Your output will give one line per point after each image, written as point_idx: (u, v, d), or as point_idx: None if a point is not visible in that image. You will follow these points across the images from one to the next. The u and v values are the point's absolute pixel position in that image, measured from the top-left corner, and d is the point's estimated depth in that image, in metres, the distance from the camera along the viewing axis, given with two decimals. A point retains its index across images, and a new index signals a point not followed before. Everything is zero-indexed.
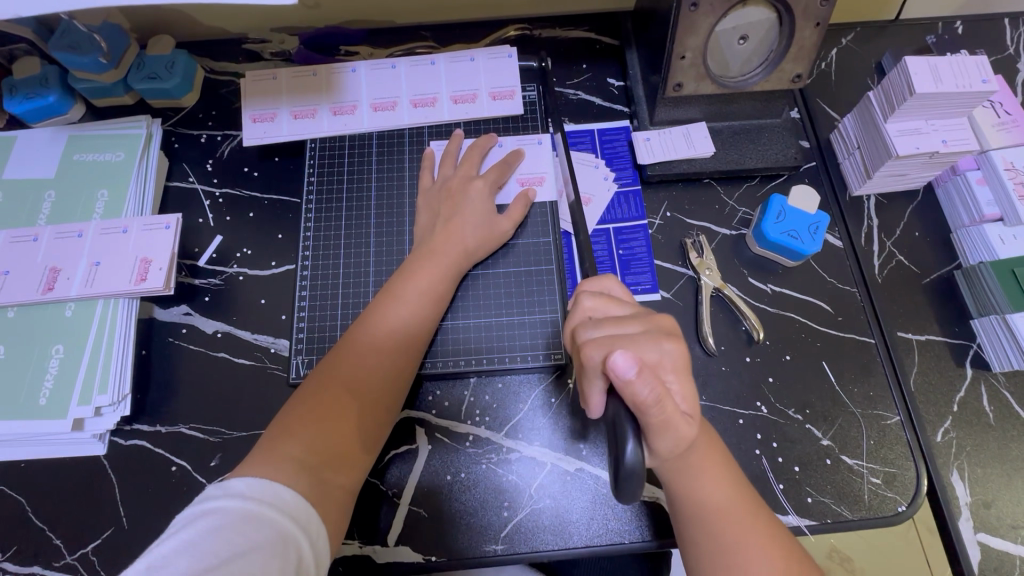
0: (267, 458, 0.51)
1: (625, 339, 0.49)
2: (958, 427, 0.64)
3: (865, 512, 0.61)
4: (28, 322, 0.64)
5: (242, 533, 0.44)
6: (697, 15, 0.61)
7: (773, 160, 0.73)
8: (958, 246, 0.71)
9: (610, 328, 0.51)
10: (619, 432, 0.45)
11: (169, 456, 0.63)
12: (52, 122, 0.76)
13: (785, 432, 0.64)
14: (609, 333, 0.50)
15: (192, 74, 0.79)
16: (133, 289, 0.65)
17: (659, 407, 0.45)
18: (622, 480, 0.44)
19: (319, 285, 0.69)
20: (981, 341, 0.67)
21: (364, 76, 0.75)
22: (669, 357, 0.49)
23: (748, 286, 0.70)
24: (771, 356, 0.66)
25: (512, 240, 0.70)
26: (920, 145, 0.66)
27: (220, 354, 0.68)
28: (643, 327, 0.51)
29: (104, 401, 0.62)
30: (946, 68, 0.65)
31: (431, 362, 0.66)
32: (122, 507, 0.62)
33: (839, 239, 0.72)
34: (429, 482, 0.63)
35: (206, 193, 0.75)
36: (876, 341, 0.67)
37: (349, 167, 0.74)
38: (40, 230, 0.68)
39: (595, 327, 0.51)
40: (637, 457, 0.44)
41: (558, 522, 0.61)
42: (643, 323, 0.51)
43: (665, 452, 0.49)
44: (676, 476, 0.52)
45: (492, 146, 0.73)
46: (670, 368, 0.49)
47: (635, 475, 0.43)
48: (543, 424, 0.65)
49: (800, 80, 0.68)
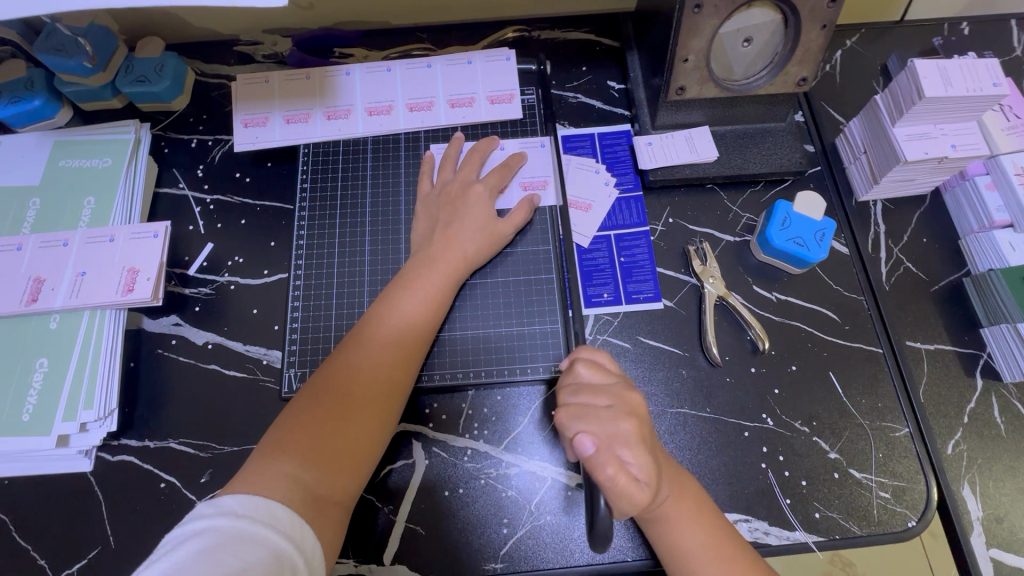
0: (258, 476, 0.49)
1: (591, 412, 0.52)
2: (968, 439, 0.63)
3: (875, 528, 0.59)
4: (12, 335, 0.62)
5: (235, 553, 0.42)
6: (701, 17, 0.59)
7: (778, 164, 0.71)
8: (967, 253, 0.69)
9: (582, 397, 0.54)
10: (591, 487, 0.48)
11: (158, 472, 0.62)
12: (38, 127, 0.74)
13: (791, 444, 0.62)
14: (579, 404, 0.53)
15: (182, 77, 0.76)
16: (120, 301, 0.63)
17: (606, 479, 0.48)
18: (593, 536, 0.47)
19: (313, 294, 0.67)
20: (991, 350, 0.65)
21: (359, 80, 0.73)
22: (626, 434, 0.51)
23: (753, 294, 0.68)
24: (777, 366, 0.65)
25: (511, 247, 0.69)
26: (929, 150, 0.64)
27: (210, 367, 0.66)
28: (610, 402, 0.53)
29: (90, 417, 0.60)
30: (955, 71, 0.63)
31: (428, 374, 0.64)
32: (109, 525, 0.60)
33: (845, 245, 0.70)
34: (426, 497, 0.61)
35: (197, 200, 0.73)
36: (884, 350, 0.65)
37: (343, 173, 0.72)
38: (25, 238, 0.66)
39: (572, 395, 0.54)
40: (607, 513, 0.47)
41: (559, 539, 0.59)
42: (611, 397, 0.53)
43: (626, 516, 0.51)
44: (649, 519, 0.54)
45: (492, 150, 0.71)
46: (625, 442, 0.51)
47: (605, 534, 0.46)
48: (543, 437, 0.63)
49: (805, 83, 0.66)
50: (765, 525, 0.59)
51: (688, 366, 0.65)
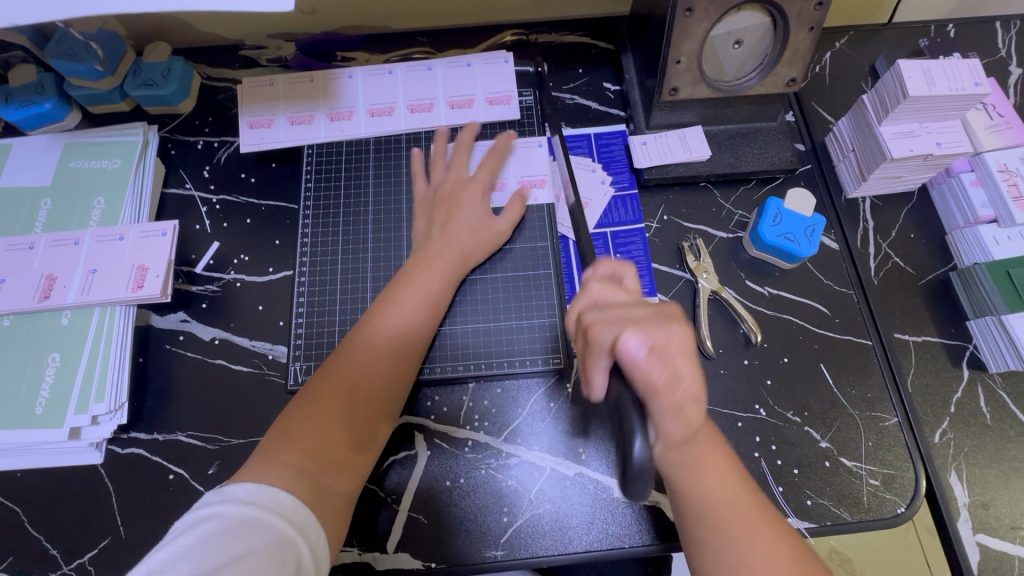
0: (263, 466, 0.51)
1: (636, 319, 0.48)
2: (955, 428, 0.64)
3: (864, 514, 0.61)
4: (24, 331, 0.64)
5: (242, 539, 0.43)
6: (692, 20, 0.62)
7: (769, 163, 0.73)
8: (953, 247, 0.71)
9: (611, 310, 0.49)
10: (627, 425, 0.43)
11: (167, 464, 0.63)
12: (48, 129, 0.76)
13: (783, 434, 0.64)
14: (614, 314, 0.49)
15: (188, 81, 0.78)
16: (130, 297, 0.64)
17: (668, 391, 0.46)
18: (632, 477, 0.42)
19: (317, 291, 0.69)
20: (977, 341, 0.67)
21: (361, 82, 0.75)
22: (678, 340, 0.47)
23: (745, 289, 0.70)
24: (769, 358, 0.67)
25: (509, 244, 0.70)
26: (914, 148, 0.66)
27: (217, 361, 0.68)
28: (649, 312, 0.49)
29: (101, 410, 0.62)
30: (938, 71, 0.65)
31: (429, 367, 0.66)
32: (120, 516, 0.61)
33: (835, 241, 0.72)
34: (428, 486, 0.63)
35: (203, 200, 0.75)
36: (873, 342, 0.67)
37: (346, 173, 0.74)
38: (37, 237, 0.67)
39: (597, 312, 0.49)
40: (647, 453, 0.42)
41: (558, 527, 0.61)
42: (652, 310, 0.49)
43: (672, 436, 0.48)
44: (677, 468, 0.50)
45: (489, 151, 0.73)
46: (678, 350, 0.47)
47: (643, 473, 0.42)
48: (542, 428, 0.65)
49: (794, 84, 0.68)
50: None
51: None
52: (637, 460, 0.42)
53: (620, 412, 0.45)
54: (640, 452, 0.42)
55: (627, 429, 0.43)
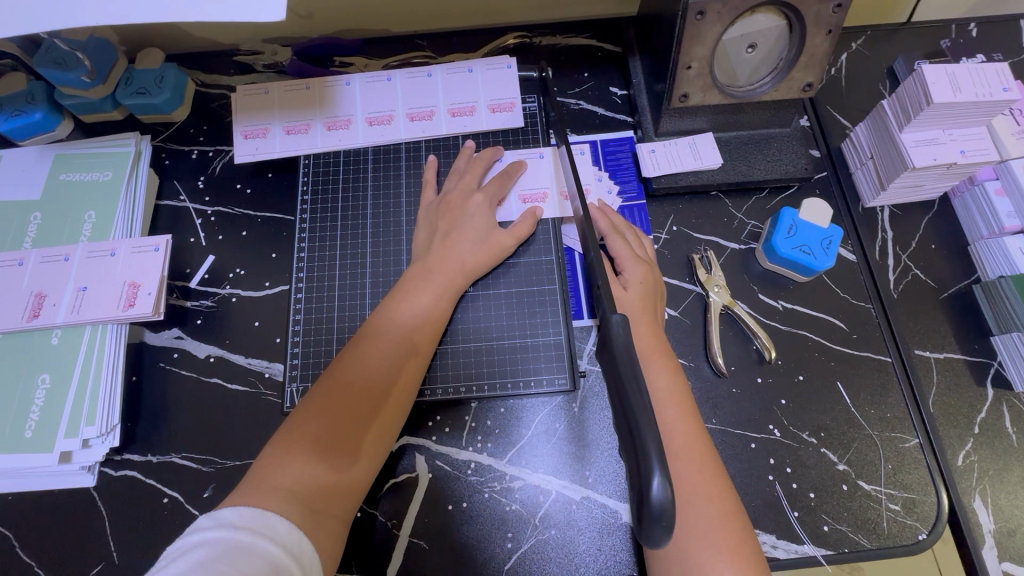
0: (256, 487, 0.49)
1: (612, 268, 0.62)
2: (979, 450, 0.62)
3: (884, 541, 0.58)
4: (13, 351, 0.62)
5: (236, 564, 0.41)
6: (704, 24, 0.59)
7: (783, 170, 0.70)
8: (976, 259, 0.68)
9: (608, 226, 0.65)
10: (642, 459, 0.38)
11: (161, 487, 0.61)
12: (38, 139, 0.74)
13: (799, 456, 0.61)
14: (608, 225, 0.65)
15: (182, 88, 0.76)
16: (121, 316, 0.62)
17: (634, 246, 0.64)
18: (647, 519, 0.38)
19: (314, 306, 0.67)
20: (1002, 358, 0.64)
21: (359, 90, 0.73)
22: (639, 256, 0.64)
23: (759, 303, 0.67)
24: (784, 376, 0.64)
25: (514, 258, 0.68)
26: (937, 156, 0.63)
27: (212, 380, 0.66)
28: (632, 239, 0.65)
29: (92, 433, 0.60)
30: (964, 76, 0.62)
31: (430, 388, 0.64)
32: (113, 541, 0.59)
33: (852, 252, 0.69)
34: (429, 511, 0.61)
35: (198, 212, 0.73)
36: (892, 359, 0.65)
37: (345, 184, 0.71)
38: (26, 253, 0.65)
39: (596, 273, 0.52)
40: (665, 492, 0.37)
41: (564, 553, 0.59)
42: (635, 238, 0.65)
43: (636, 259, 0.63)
44: None
45: (495, 160, 0.70)
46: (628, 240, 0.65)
47: (663, 515, 0.37)
48: (546, 449, 0.63)
49: (811, 89, 0.65)
50: (773, 538, 0.58)
51: (693, 376, 0.64)
52: (652, 500, 0.37)
53: (631, 437, 0.40)
54: (658, 491, 0.37)
55: (642, 466, 0.38)
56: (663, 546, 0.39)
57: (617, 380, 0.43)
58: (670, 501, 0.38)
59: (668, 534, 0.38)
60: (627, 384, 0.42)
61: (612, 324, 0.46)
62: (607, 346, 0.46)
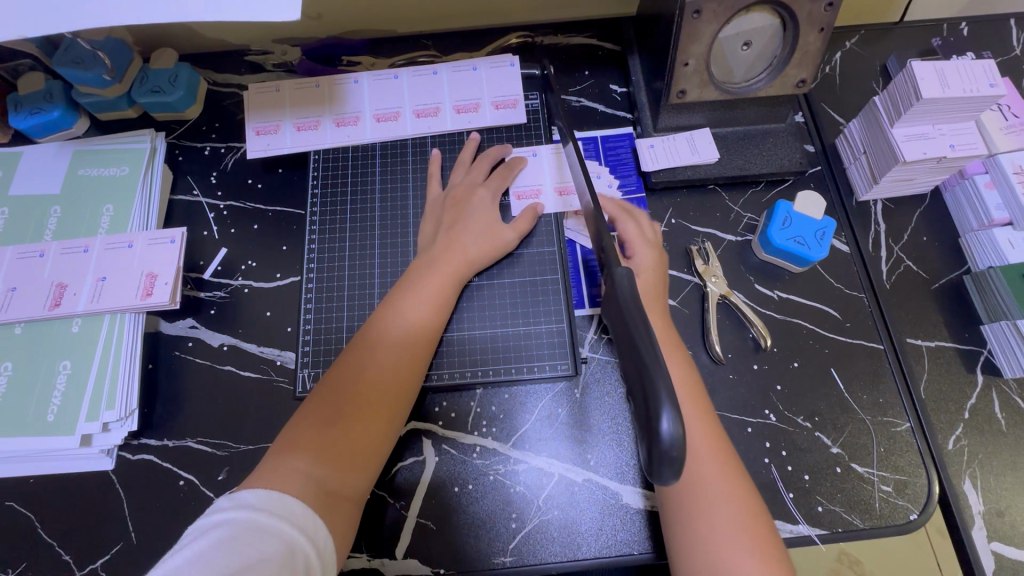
0: (273, 470, 0.51)
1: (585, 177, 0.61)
2: (969, 435, 0.63)
3: (876, 521, 0.60)
4: (35, 338, 0.65)
5: (253, 545, 0.43)
6: (701, 22, 0.61)
7: (779, 165, 0.72)
8: (967, 251, 0.70)
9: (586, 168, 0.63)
10: (651, 397, 0.36)
11: (177, 470, 0.63)
12: (57, 136, 0.76)
13: (794, 440, 0.63)
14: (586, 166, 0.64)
15: (195, 87, 0.79)
16: (139, 304, 0.65)
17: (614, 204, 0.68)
18: (658, 459, 0.36)
19: (324, 296, 0.69)
20: (991, 346, 0.66)
21: (367, 87, 0.75)
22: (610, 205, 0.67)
23: (755, 293, 0.69)
24: (779, 363, 0.66)
25: (518, 250, 0.70)
26: (927, 150, 0.65)
27: (226, 368, 0.68)
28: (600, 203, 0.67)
29: (111, 417, 0.62)
30: (952, 72, 0.64)
31: (436, 375, 0.66)
32: (131, 521, 0.62)
33: (845, 244, 0.71)
34: (436, 494, 0.63)
35: (211, 206, 0.75)
36: (885, 347, 0.67)
37: (353, 179, 0.74)
38: (47, 245, 0.68)
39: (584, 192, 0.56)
40: (676, 430, 0.35)
41: (566, 533, 0.61)
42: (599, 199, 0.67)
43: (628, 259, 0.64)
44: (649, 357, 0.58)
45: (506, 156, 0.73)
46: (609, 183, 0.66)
47: (672, 453, 0.35)
48: (549, 434, 0.65)
49: (805, 85, 0.68)
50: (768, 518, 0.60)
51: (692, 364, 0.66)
52: (662, 438, 0.35)
53: (640, 381, 0.37)
54: (668, 429, 0.35)
55: (650, 405, 0.36)
56: (672, 486, 0.37)
57: (628, 334, 0.40)
58: (680, 437, 0.36)
59: (676, 473, 0.36)
60: (634, 327, 0.39)
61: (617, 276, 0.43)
62: (615, 299, 0.43)
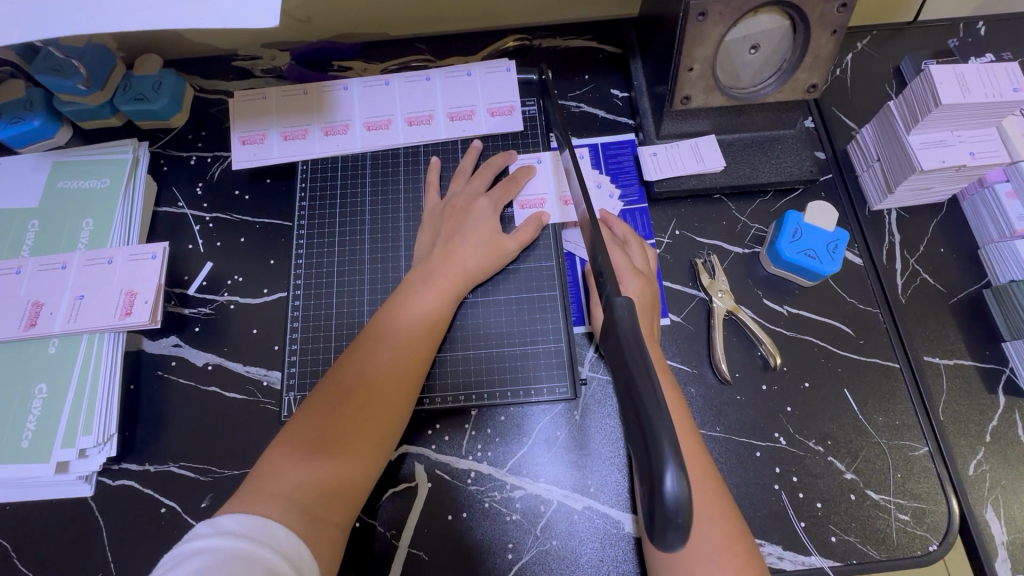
0: (256, 494, 0.48)
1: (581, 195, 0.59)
2: (990, 459, 0.60)
3: (893, 552, 0.57)
4: (11, 360, 0.62)
5: (234, 572, 0.40)
6: (706, 25, 0.58)
7: (788, 173, 0.69)
8: (986, 263, 0.67)
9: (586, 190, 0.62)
10: (653, 452, 0.33)
11: (158, 497, 0.61)
12: (38, 146, 0.73)
13: (805, 465, 0.60)
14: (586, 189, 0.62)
15: (180, 94, 0.76)
16: (118, 324, 0.62)
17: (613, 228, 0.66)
18: (660, 519, 0.33)
19: (313, 312, 0.66)
20: (1014, 364, 0.63)
21: (357, 94, 0.72)
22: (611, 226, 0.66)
23: (763, 308, 0.66)
24: (790, 383, 0.63)
25: (516, 263, 0.67)
26: (945, 158, 0.62)
27: (210, 388, 0.65)
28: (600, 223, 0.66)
29: (89, 443, 0.59)
30: (973, 75, 0.61)
31: (429, 396, 0.63)
32: (110, 552, 0.59)
33: (858, 256, 0.68)
34: (429, 521, 0.60)
35: (196, 218, 0.72)
36: (901, 365, 0.63)
37: (342, 190, 0.71)
38: (24, 261, 0.65)
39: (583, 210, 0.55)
40: (680, 489, 0.32)
41: (565, 565, 0.58)
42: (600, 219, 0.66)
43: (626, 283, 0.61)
44: None
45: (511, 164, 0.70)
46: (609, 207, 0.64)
47: (677, 514, 0.32)
48: (548, 458, 0.62)
49: (815, 90, 0.64)
50: (779, 549, 0.57)
51: (697, 383, 0.63)
52: (666, 500, 0.32)
53: (640, 429, 0.34)
54: (672, 490, 0.32)
55: (653, 460, 0.33)
56: (678, 551, 0.34)
57: (625, 369, 0.37)
58: (685, 498, 0.33)
59: (683, 538, 0.33)
60: (634, 369, 0.36)
61: (615, 307, 0.41)
62: (613, 332, 0.40)
